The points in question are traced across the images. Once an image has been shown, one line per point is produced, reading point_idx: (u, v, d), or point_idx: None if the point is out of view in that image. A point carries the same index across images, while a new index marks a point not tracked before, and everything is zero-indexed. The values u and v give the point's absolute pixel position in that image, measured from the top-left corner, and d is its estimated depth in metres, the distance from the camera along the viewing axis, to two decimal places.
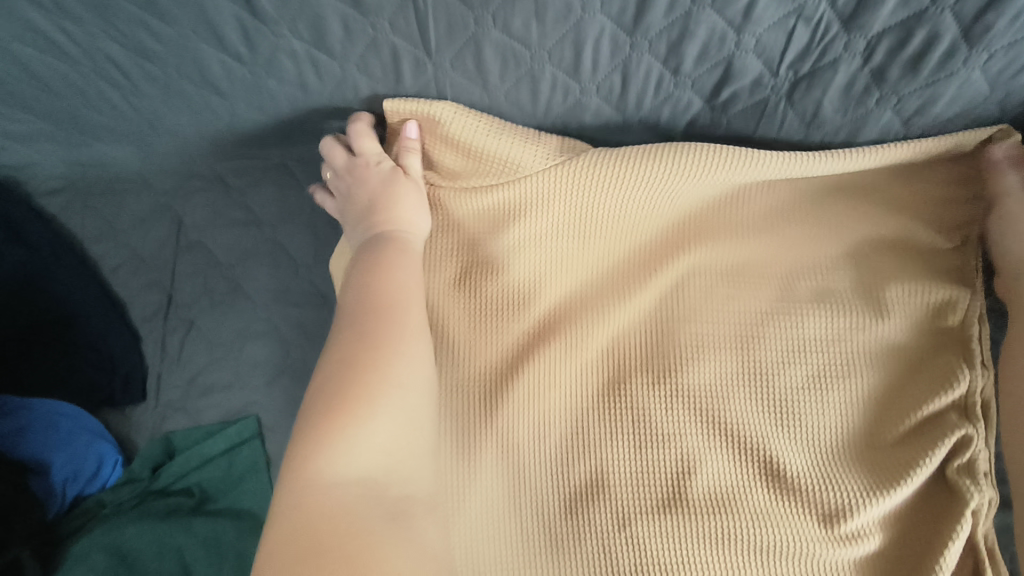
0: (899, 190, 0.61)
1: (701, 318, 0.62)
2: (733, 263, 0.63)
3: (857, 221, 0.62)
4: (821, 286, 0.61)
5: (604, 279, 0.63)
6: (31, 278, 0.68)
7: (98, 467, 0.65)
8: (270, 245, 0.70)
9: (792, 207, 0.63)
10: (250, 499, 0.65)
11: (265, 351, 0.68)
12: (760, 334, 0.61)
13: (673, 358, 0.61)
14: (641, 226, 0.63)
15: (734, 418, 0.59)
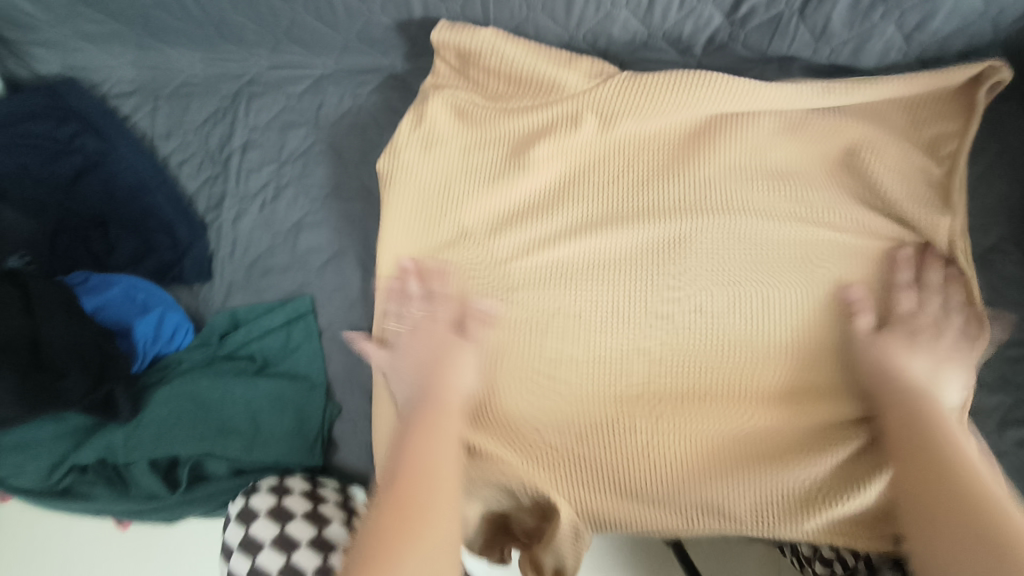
0: (892, 122, 0.71)
1: (711, 226, 0.70)
2: (746, 181, 0.71)
3: (856, 148, 0.70)
4: (820, 201, 0.70)
5: (619, 194, 0.73)
6: (103, 165, 0.77)
7: (172, 334, 0.73)
8: (328, 147, 0.78)
9: (792, 132, 0.72)
10: (306, 364, 0.73)
11: (320, 241, 0.76)
12: (762, 239, 0.69)
13: (689, 259, 0.70)
14: (653, 147, 0.73)
15: (734, 311, 0.68)
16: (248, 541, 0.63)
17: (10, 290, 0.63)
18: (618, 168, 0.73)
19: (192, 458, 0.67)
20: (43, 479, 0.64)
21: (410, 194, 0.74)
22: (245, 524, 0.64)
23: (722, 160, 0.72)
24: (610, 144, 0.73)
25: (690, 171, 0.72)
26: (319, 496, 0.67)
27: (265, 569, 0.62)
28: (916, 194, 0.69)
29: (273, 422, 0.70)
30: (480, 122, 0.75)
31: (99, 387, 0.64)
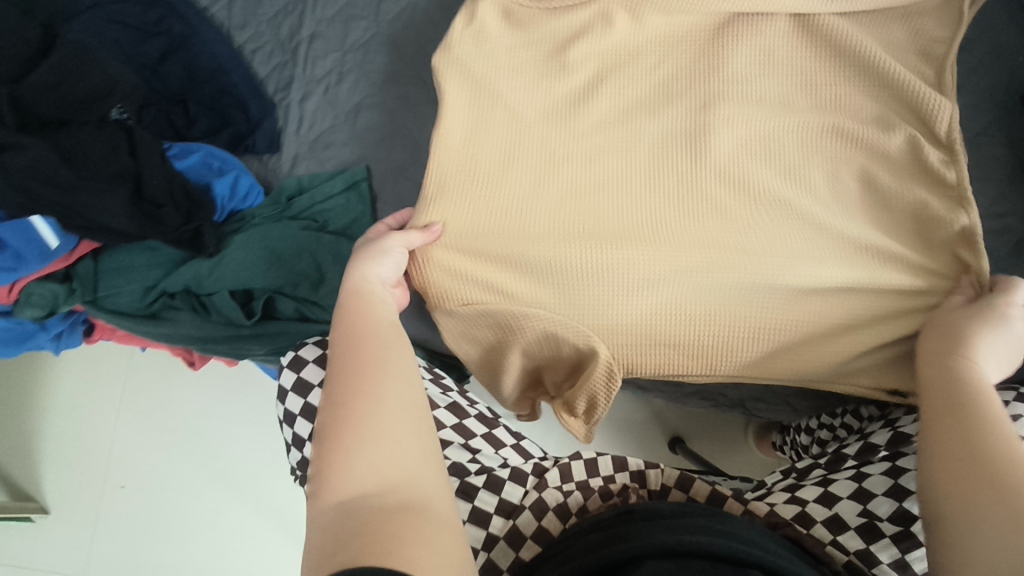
0: (894, 28, 0.80)
1: (734, 118, 0.78)
2: (764, 81, 0.80)
3: (864, 49, 0.78)
4: (830, 100, 0.79)
5: (650, 91, 0.82)
6: (186, 46, 0.85)
7: (247, 193, 0.82)
8: (386, 38, 0.87)
9: (809, 38, 0.80)
10: (360, 227, 0.82)
11: (376, 121, 0.85)
12: (779, 130, 0.78)
13: (714, 147, 0.78)
14: (681, 50, 0.82)
15: (758, 192, 0.76)
16: (299, 382, 0.71)
17: (117, 130, 0.71)
18: (650, 63, 0.82)
19: (264, 295, 0.77)
20: (138, 302, 0.74)
21: (462, 83, 0.83)
22: (296, 369, 0.73)
23: (744, 58, 0.80)
24: (641, 45, 0.83)
25: (715, 67, 0.80)
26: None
27: (314, 405, 0.70)
28: (917, 84, 0.76)
29: (334, 270, 0.78)
30: (525, 22, 0.84)
31: (191, 221, 0.72)
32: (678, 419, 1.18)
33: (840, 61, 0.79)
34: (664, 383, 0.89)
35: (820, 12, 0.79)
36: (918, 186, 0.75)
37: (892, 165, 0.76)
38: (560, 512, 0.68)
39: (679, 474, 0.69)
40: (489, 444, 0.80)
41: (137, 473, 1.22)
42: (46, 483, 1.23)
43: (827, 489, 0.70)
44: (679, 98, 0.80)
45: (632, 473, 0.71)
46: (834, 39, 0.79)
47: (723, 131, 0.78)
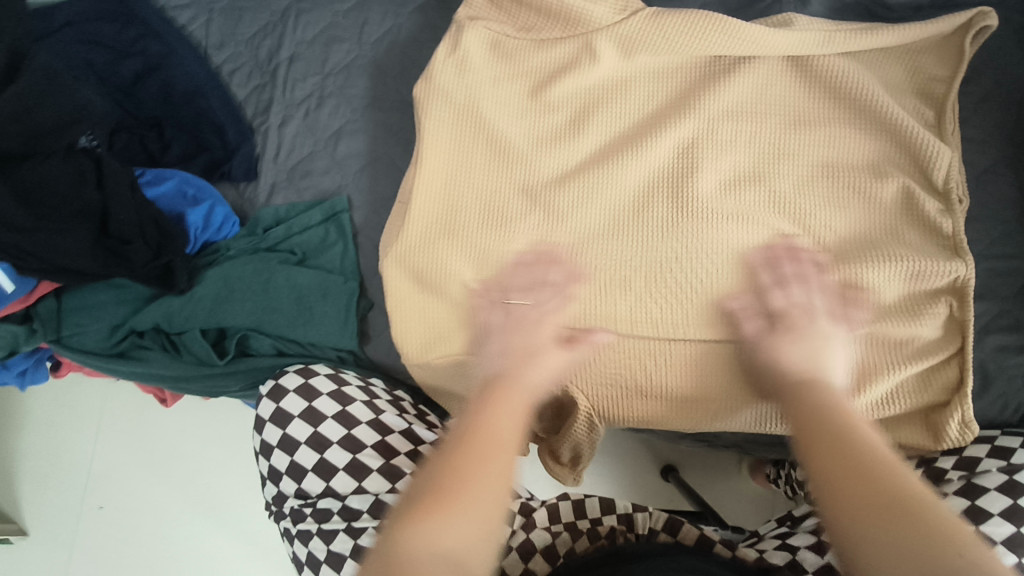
0: (892, 66, 0.76)
1: (724, 162, 0.76)
2: (756, 121, 0.76)
3: (860, 88, 0.74)
4: (823, 141, 0.75)
5: (636, 130, 0.78)
6: (161, 68, 0.82)
7: (222, 224, 0.78)
8: (369, 62, 0.83)
9: (803, 75, 0.76)
10: (339, 260, 0.78)
11: (358, 147, 0.82)
12: (770, 173, 0.75)
13: (703, 191, 0.75)
14: (669, 85, 0.79)
15: (748, 240, 0.73)
16: (279, 412, 0.70)
17: (84, 160, 0.68)
18: (636, 103, 0.79)
19: (237, 333, 0.73)
20: (105, 340, 0.71)
21: (443, 116, 0.79)
22: (276, 401, 0.71)
23: (734, 100, 0.76)
24: (628, 79, 0.79)
25: (704, 108, 0.76)
26: (342, 378, 0.73)
27: (294, 437, 0.68)
28: (916, 131, 0.72)
29: (316, 305, 0.75)
30: (511, 54, 0.80)
31: (162, 256, 0.69)
32: (672, 448, 1.15)
33: (836, 102, 0.75)
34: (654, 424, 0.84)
35: (815, 53, 0.75)
36: (913, 237, 0.72)
37: (886, 213, 0.73)
38: (547, 553, 0.66)
39: (667, 517, 0.67)
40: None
41: (115, 496, 1.19)
42: (23, 505, 1.20)
43: (820, 538, 0.67)
44: (665, 141, 0.76)
45: (619, 515, 0.68)
46: (830, 80, 0.75)
47: (710, 172, 0.75)
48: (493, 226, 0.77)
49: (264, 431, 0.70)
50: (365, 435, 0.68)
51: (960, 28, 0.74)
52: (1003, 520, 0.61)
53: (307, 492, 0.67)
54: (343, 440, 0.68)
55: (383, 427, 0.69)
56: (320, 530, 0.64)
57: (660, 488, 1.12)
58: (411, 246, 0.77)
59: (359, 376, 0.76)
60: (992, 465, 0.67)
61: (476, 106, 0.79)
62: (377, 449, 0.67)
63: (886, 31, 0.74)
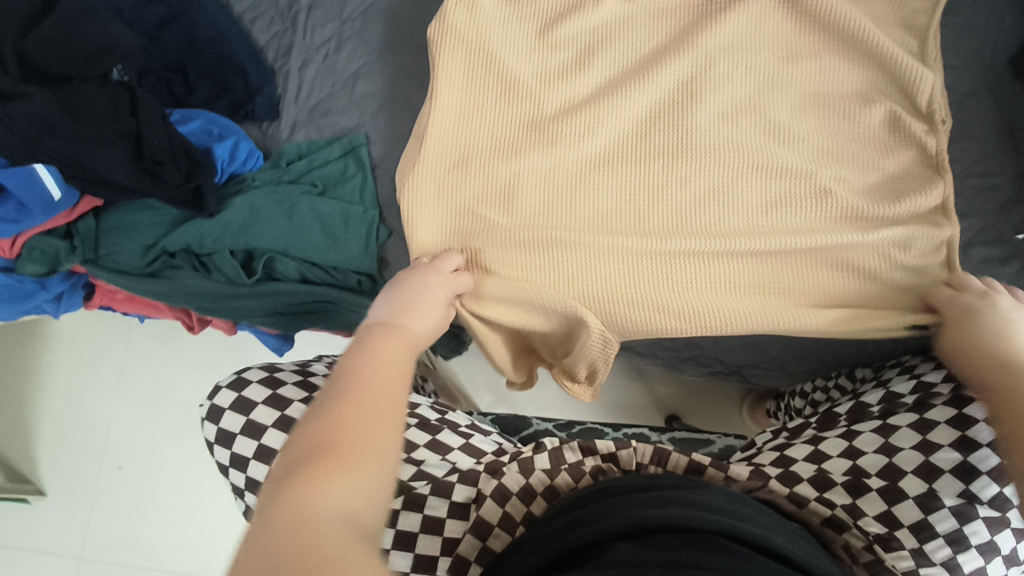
0: (877, 3, 0.80)
1: (719, 93, 0.80)
2: (749, 55, 0.80)
3: (850, 21, 0.78)
4: (814, 72, 0.79)
5: (637, 65, 0.83)
6: (182, 12, 0.85)
7: (247, 158, 0.83)
8: (384, 7, 0.88)
9: (794, 10, 0.81)
10: (359, 190, 0.82)
11: (374, 87, 0.86)
12: (763, 101, 0.80)
13: (702, 120, 0.80)
14: (667, 23, 0.83)
15: (743, 164, 0.78)
16: (222, 434, 0.71)
17: (119, 90, 0.72)
18: (638, 42, 0.83)
19: (264, 256, 0.78)
20: (139, 260, 0.75)
21: (455, 53, 0.83)
22: (216, 420, 0.72)
23: (730, 36, 0.81)
24: (627, 18, 0.84)
25: (700, 44, 0.81)
26: (280, 379, 0.74)
27: (243, 454, 0.70)
28: (901, 60, 0.77)
29: (338, 231, 0.79)
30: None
31: (192, 180, 0.73)
32: (675, 396, 1.19)
33: (826, 37, 0.80)
34: (659, 350, 0.87)
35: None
36: (899, 155, 0.77)
37: (872, 136, 0.78)
38: (524, 494, 0.65)
39: (653, 450, 0.66)
40: (433, 453, 0.75)
41: (136, 452, 1.22)
42: (43, 464, 1.23)
43: (817, 448, 0.71)
44: (666, 74, 0.81)
45: (603, 455, 0.68)
46: (820, 16, 0.79)
47: (708, 103, 0.80)
48: (505, 156, 0.81)
49: (217, 453, 0.72)
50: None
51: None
52: (991, 452, 0.64)
53: None
54: None
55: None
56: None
57: None
58: (425, 177, 0.81)
59: (295, 371, 0.76)
60: None
61: (486, 43, 0.82)
62: None
63: None
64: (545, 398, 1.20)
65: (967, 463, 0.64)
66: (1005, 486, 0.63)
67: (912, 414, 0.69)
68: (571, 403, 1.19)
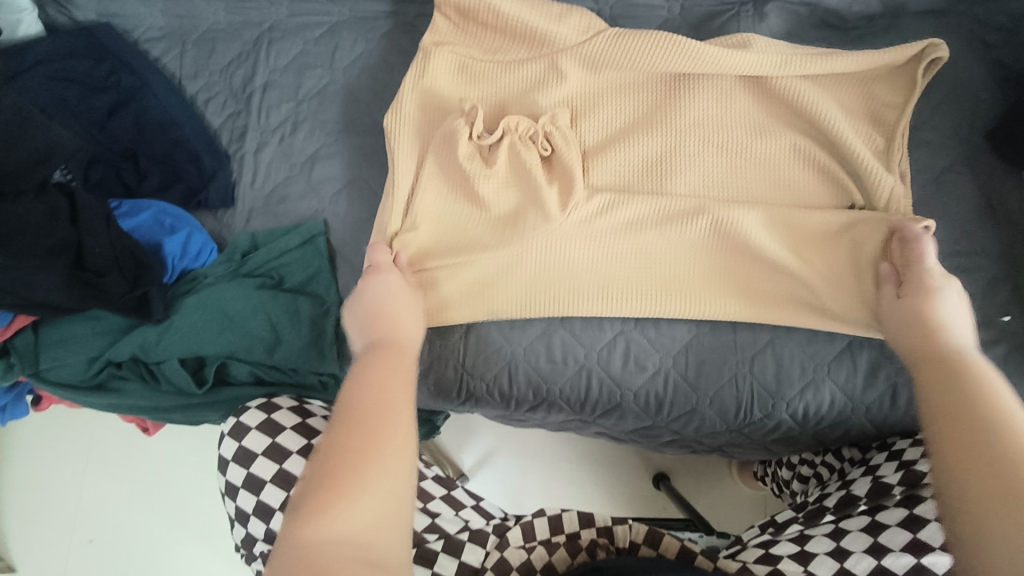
0: (845, 90, 0.76)
1: (679, 179, 0.78)
2: (710, 142, 0.77)
3: (807, 110, 0.75)
4: (775, 159, 0.77)
5: (600, 146, 0.80)
6: (134, 100, 0.83)
7: (199, 251, 0.79)
8: (341, 86, 0.84)
9: (757, 90, 0.77)
10: (317, 285, 0.78)
11: (333, 170, 0.83)
12: (725, 186, 0.77)
13: (667, 210, 0.76)
14: (629, 104, 0.80)
15: (696, 257, 0.76)
16: (241, 453, 0.69)
17: (58, 196, 0.68)
18: (605, 120, 0.80)
19: (217, 360, 0.74)
20: (81, 373, 0.71)
21: (415, 145, 0.78)
22: (238, 438, 0.70)
23: (694, 117, 0.78)
24: (588, 98, 0.80)
25: (662, 129, 0.78)
26: (278, 423, 0.70)
27: (244, 509, 0.68)
28: (861, 155, 0.73)
29: (291, 331, 0.75)
30: (479, 76, 0.80)
31: (138, 287, 0.70)
32: (663, 456, 1.15)
33: (788, 119, 0.77)
34: (635, 436, 0.82)
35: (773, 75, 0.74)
36: (866, 244, 0.72)
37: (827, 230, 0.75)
38: (524, 569, 0.66)
39: (647, 529, 0.68)
40: (449, 507, 0.78)
41: (105, 528, 1.14)
42: (10, 543, 1.15)
43: (803, 546, 0.67)
44: (628, 160, 0.78)
45: (599, 529, 0.70)
46: (782, 99, 0.76)
47: (668, 192, 0.77)
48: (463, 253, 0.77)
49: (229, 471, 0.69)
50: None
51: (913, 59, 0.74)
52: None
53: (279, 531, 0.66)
54: None
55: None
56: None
57: (652, 498, 1.13)
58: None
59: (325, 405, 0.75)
60: None
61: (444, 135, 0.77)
62: None
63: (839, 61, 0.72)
64: (529, 462, 1.16)
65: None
66: None
67: (901, 510, 0.66)
68: (557, 468, 1.15)
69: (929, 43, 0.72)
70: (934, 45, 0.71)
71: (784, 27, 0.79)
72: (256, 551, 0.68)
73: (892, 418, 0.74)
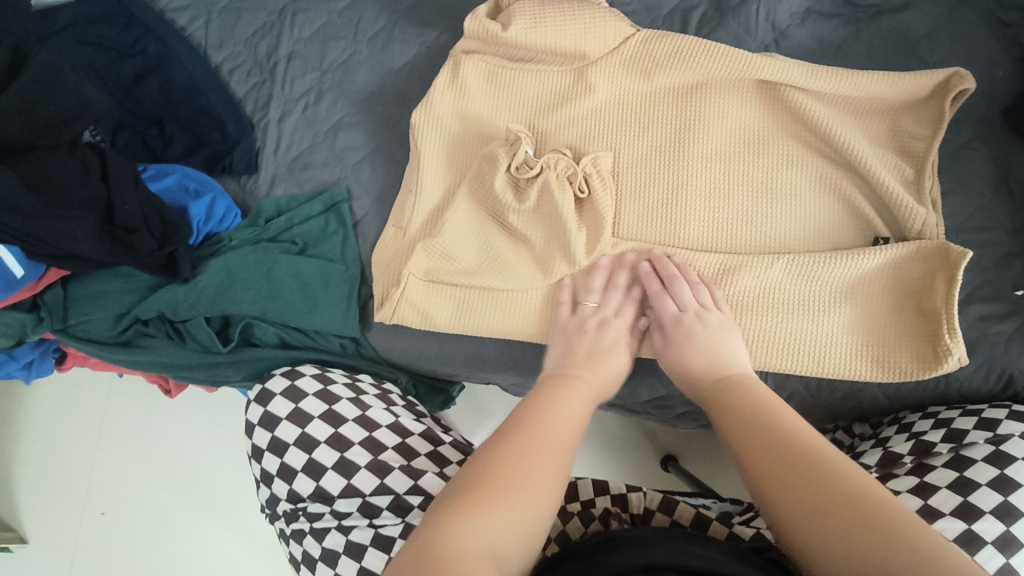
0: (871, 124, 0.76)
1: (700, 183, 0.77)
2: (733, 148, 0.77)
3: (835, 121, 0.74)
4: (797, 168, 0.76)
5: (623, 146, 0.79)
6: (160, 66, 0.84)
7: (223, 216, 0.80)
8: (364, 57, 0.86)
9: (778, 97, 0.77)
10: (338, 250, 0.79)
11: (357, 140, 0.84)
12: (748, 192, 0.76)
13: (686, 213, 0.77)
14: (653, 106, 0.79)
15: (721, 263, 0.75)
16: (266, 417, 0.72)
17: (89, 154, 0.69)
18: (629, 122, 0.79)
19: (241, 322, 0.75)
20: (110, 329, 0.73)
21: (438, 136, 0.80)
22: (264, 404, 0.73)
23: (724, 128, 0.77)
24: (615, 102, 0.79)
25: (695, 146, 0.77)
26: (300, 390, 0.72)
27: (268, 470, 0.71)
28: (885, 181, 0.72)
29: (317, 294, 0.77)
30: (508, 84, 0.80)
31: (166, 245, 0.71)
32: (670, 437, 1.16)
33: (809, 138, 0.76)
34: (652, 407, 0.83)
35: (795, 84, 0.75)
36: (900, 259, 0.72)
37: (845, 237, 0.75)
38: (540, 538, 0.67)
39: (662, 497, 0.70)
40: None
41: (118, 499, 1.15)
42: (24, 511, 1.16)
43: None
44: (650, 162, 0.78)
45: (613, 496, 0.71)
46: (801, 116, 0.76)
47: (688, 196, 0.77)
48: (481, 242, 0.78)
49: (255, 435, 0.72)
50: (323, 456, 0.69)
51: (939, 91, 0.74)
52: (994, 518, 0.61)
53: (299, 492, 0.69)
54: (329, 438, 0.69)
55: (369, 423, 0.71)
56: (312, 528, 0.67)
57: (659, 478, 1.14)
58: (406, 248, 0.78)
59: (344, 373, 0.76)
60: (979, 438, 0.68)
61: (473, 137, 0.81)
62: (365, 445, 0.69)
63: (867, 82, 0.74)
64: None
65: (972, 531, 0.61)
66: (1011, 557, 0.59)
67: (912, 478, 0.67)
68: None
69: (957, 71, 0.72)
70: (960, 73, 0.71)
71: (804, 5, 0.80)
72: (279, 511, 0.70)
73: (905, 389, 0.74)
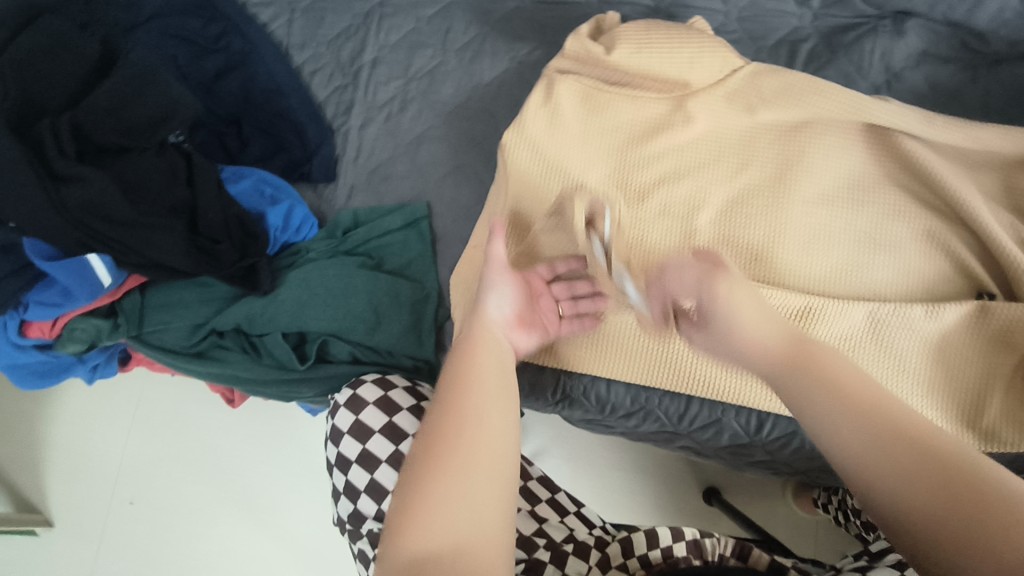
0: (984, 178, 0.73)
1: (802, 227, 0.74)
2: (836, 194, 0.74)
3: (948, 172, 0.70)
4: (902, 219, 0.73)
5: (720, 182, 0.75)
6: (242, 64, 0.81)
7: (300, 224, 0.77)
8: (452, 68, 0.82)
9: (883, 145, 0.74)
10: (419, 271, 0.77)
11: (440, 154, 0.81)
12: (849, 241, 0.73)
13: (785, 257, 0.73)
14: (754, 142, 0.76)
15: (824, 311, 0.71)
16: (357, 428, 0.68)
17: (177, 157, 0.67)
18: (728, 157, 0.76)
19: (318, 338, 0.73)
20: (184, 340, 0.71)
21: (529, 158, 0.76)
22: (354, 412, 0.69)
23: (827, 171, 0.74)
24: (714, 134, 0.76)
25: (797, 188, 0.74)
26: (395, 403, 0.69)
27: (355, 486, 0.67)
28: (1000, 240, 0.68)
29: (394, 316, 0.74)
30: (602, 107, 0.77)
31: (247, 257, 0.69)
32: (716, 471, 1.12)
33: (916, 190, 0.73)
34: (727, 452, 0.80)
35: (908, 131, 0.71)
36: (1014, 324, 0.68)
37: (950, 296, 0.72)
38: None
39: (737, 540, 0.62)
40: (554, 513, 0.74)
41: (149, 491, 1.13)
42: (50, 496, 1.14)
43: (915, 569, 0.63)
44: (750, 200, 0.75)
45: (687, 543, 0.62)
46: (912, 164, 0.73)
47: (788, 240, 0.73)
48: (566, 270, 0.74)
49: (343, 445, 0.68)
50: None
51: None
52: None
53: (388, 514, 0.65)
54: None
55: None
56: None
57: (702, 512, 1.09)
58: None
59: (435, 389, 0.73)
60: None
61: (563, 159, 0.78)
62: None
63: (990, 133, 0.69)
64: (580, 465, 1.14)
65: None
66: None
67: None
68: (609, 470, 1.13)
69: None
70: None
71: (920, 47, 0.77)
72: (363, 529, 0.65)
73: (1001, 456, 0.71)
